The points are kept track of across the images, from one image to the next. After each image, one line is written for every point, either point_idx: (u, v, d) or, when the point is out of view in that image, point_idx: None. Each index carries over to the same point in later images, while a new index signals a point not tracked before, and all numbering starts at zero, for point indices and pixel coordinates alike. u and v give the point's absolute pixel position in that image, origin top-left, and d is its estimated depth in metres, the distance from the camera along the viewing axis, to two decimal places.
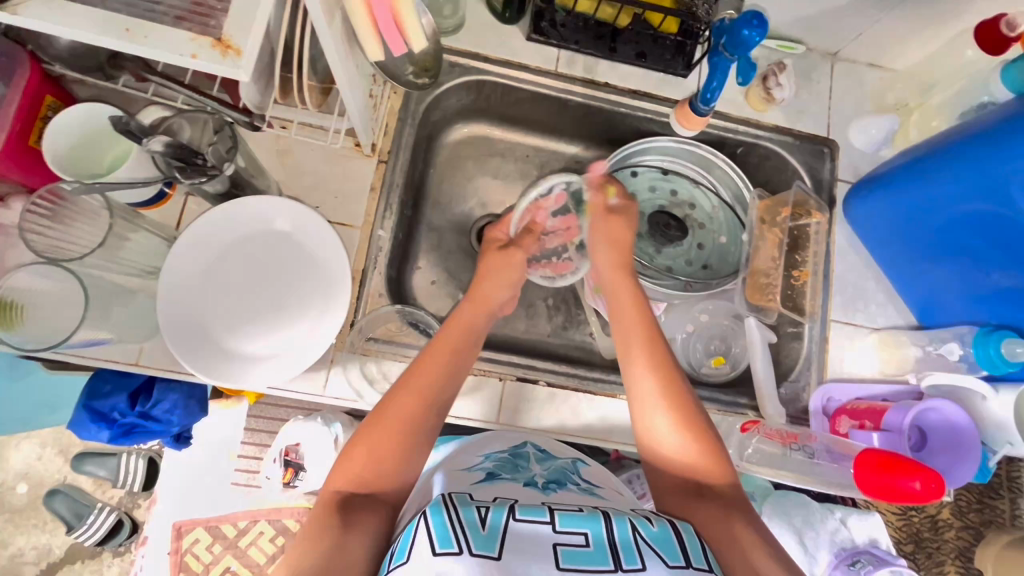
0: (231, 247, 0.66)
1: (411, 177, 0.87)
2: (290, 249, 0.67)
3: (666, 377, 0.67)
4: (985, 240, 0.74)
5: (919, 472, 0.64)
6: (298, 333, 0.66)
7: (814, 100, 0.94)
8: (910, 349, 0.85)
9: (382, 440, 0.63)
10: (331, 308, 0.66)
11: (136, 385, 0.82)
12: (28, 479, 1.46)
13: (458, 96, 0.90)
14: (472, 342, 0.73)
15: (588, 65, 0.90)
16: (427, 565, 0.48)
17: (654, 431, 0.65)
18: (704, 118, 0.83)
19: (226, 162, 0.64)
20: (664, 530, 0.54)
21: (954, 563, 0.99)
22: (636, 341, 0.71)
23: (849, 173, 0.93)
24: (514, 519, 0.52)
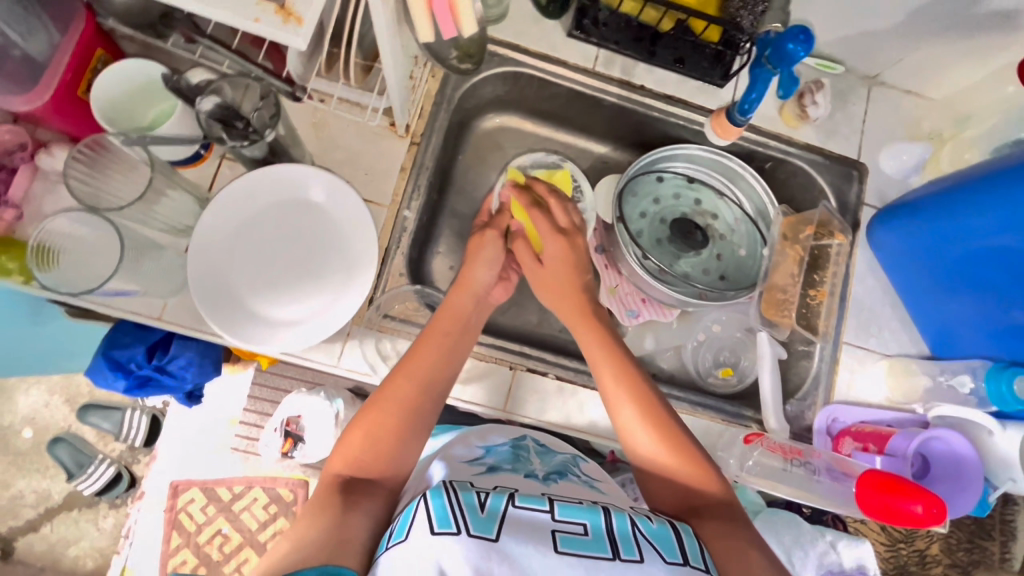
0: (255, 219, 0.67)
1: (440, 162, 0.88)
2: (316, 222, 0.68)
3: (647, 411, 0.66)
4: (1008, 275, 0.73)
5: (920, 495, 0.66)
6: (323, 304, 0.67)
7: (847, 122, 0.94)
8: (921, 378, 0.85)
9: (378, 428, 0.64)
10: (357, 283, 0.67)
11: (156, 340, 0.84)
12: (34, 423, 1.49)
13: (494, 86, 0.91)
14: (463, 329, 0.74)
15: (626, 66, 0.90)
16: (426, 543, 0.49)
17: (634, 438, 0.66)
18: (739, 129, 0.84)
19: (268, 129, 0.66)
20: (664, 528, 0.55)
21: None
22: (612, 382, 0.69)
23: (876, 198, 0.93)
24: (514, 506, 0.53)
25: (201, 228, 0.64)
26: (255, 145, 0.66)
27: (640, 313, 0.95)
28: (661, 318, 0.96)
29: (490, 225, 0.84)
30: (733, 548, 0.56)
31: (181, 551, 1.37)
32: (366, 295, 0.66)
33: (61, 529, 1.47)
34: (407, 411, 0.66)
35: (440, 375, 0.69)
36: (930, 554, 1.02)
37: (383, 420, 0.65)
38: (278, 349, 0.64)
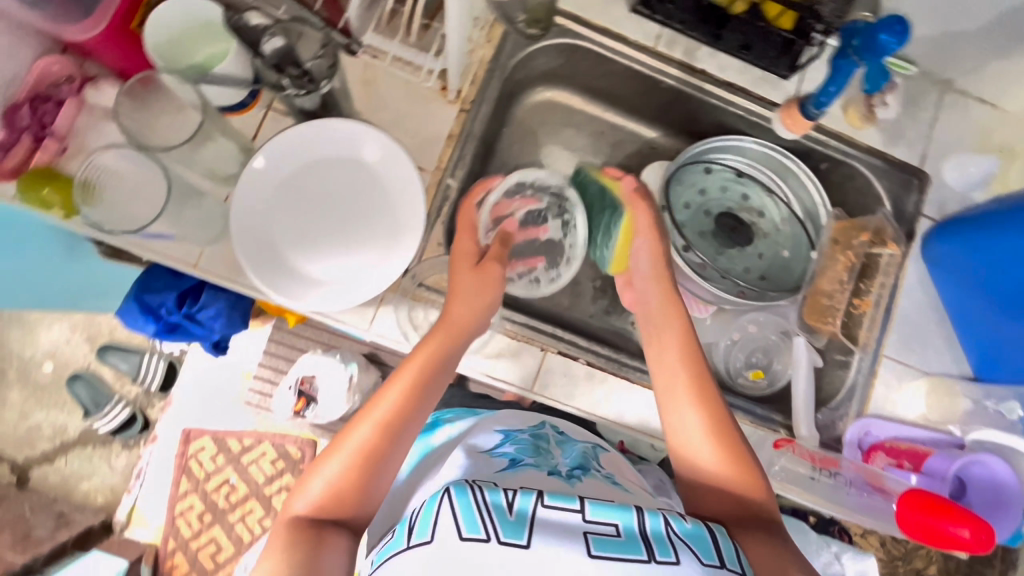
0: (288, 182, 0.65)
1: (487, 132, 0.86)
2: (364, 182, 0.66)
3: (715, 414, 0.64)
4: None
5: (968, 521, 0.68)
6: (366, 265, 0.66)
7: (914, 127, 0.89)
8: (961, 400, 0.83)
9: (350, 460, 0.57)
10: (402, 247, 0.65)
11: (187, 287, 0.84)
12: (55, 358, 1.51)
13: (549, 58, 0.88)
14: (446, 363, 0.66)
15: (689, 48, 0.86)
16: (456, 550, 0.48)
17: (690, 444, 0.64)
18: (811, 122, 0.80)
19: (326, 81, 0.68)
20: (698, 527, 0.53)
21: None
22: (681, 382, 0.67)
23: (935, 209, 0.89)
24: (543, 505, 0.51)
25: (245, 177, 0.62)
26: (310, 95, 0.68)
27: None
28: (693, 310, 0.92)
29: (484, 264, 0.74)
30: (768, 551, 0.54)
31: (189, 496, 1.40)
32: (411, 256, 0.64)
33: (75, 463, 1.51)
34: (379, 448, 0.58)
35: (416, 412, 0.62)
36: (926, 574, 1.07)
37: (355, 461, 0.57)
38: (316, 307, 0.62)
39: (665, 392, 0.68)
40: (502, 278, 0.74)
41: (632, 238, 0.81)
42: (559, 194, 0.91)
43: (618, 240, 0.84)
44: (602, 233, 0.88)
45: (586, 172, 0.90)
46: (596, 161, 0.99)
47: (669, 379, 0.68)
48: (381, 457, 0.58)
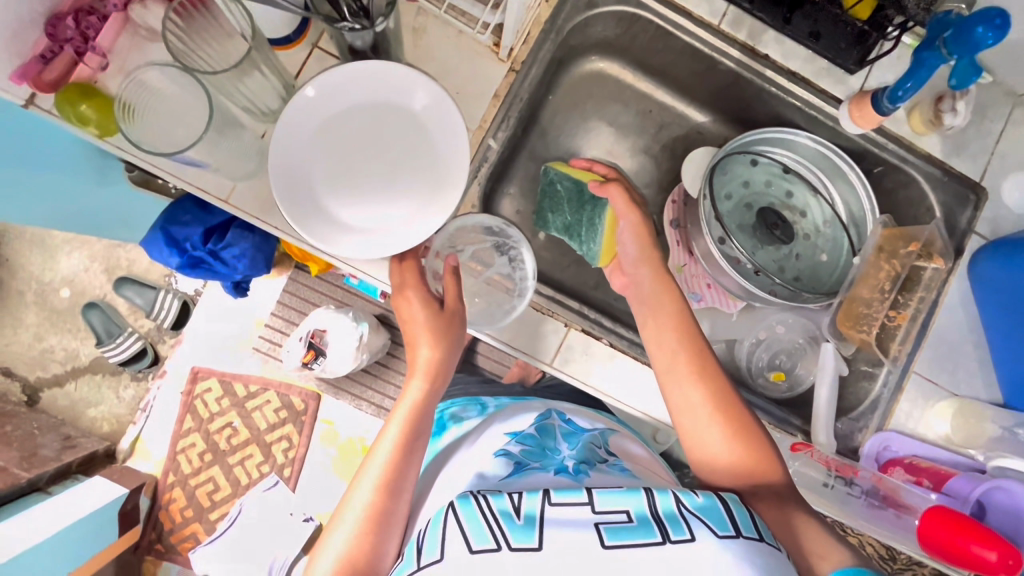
0: (332, 122, 0.63)
1: (533, 97, 0.83)
2: (408, 130, 0.64)
3: (716, 388, 0.63)
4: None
5: (999, 545, 0.66)
6: (403, 217, 0.64)
7: (978, 139, 0.85)
8: (989, 424, 0.80)
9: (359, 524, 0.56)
10: (439, 202, 0.64)
11: (214, 224, 0.83)
12: (72, 285, 1.52)
13: (606, 26, 0.84)
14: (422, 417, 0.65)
15: (754, 30, 0.82)
16: (466, 563, 0.48)
17: (699, 438, 0.62)
18: (880, 117, 0.77)
19: (381, 18, 0.61)
20: (710, 500, 0.52)
21: None
22: (680, 360, 0.65)
23: (988, 227, 0.85)
24: (550, 503, 0.51)
25: (293, 107, 0.60)
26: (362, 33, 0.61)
27: (704, 297, 0.90)
28: (723, 307, 0.90)
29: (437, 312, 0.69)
30: (795, 540, 0.53)
31: (192, 434, 1.42)
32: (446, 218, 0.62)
33: (84, 389, 1.53)
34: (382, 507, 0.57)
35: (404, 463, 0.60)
36: None
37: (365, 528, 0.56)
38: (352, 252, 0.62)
39: (665, 373, 0.66)
40: (460, 323, 0.70)
41: (616, 225, 0.79)
42: (501, 232, 0.80)
43: (603, 233, 0.81)
44: (582, 227, 0.84)
45: (554, 169, 0.84)
46: (640, 142, 0.96)
47: (668, 359, 0.66)
48: (385, 519, 0.57)
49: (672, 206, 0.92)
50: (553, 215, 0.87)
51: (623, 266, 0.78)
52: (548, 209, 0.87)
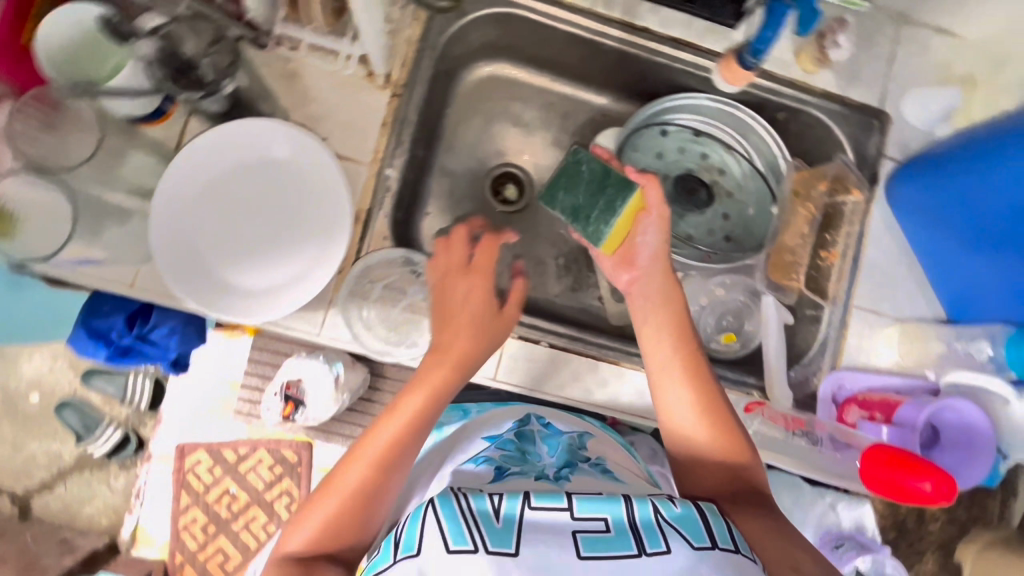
0: (221, 186, 0.62)
1: (426, 116, 0.82)
2: (305, 192, 0.63)
3: (705, 392, 0.63)
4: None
5: (930, 474, 0.67)
6: (300, 271, 0.63)
7: (871, 66, 0.86)
8: (934, 343, 0.80)
9: (354, 501, 0.55)
10: (332, 249, 0.63)
11: (134, 308, 0.82)
12: (41, 387, 1.49)
13: (484, 31, 0.84)
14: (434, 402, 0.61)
15: (628, 4, 0.82)
16: (440, 564, 0.45)
17: (687, 438, 0.62)
18: (749, 73, 0.77)
19: (226, 79, 0.64)
20: (689, 510, 0.50)
21: (934, 552, 1.10)
22: (673, 363, 0.65)
23: (897, 150, 0.86)
24: (529, 508, 0.48)
25: (163, 183, 0.59)
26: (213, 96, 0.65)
27: None
28: None
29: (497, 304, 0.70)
30: (773, 545, 0.53)
31: (191, 509, 1.39)
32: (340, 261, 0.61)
33: (76, 489, 1.50)
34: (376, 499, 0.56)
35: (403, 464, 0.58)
36: (927, 512, 1.11)
37: (355, 511, 0.55)
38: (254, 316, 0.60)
39: (655, 370, 0.66)
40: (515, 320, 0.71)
41: (640, 213, 0.75)
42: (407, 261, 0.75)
43: (622, 217, 0.75)
44: (595, 210, 0.77)
45: (583, 151, 0.80)
46: (549, 135, 0.95)
47: (659, 360, 0.66)
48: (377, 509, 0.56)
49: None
50: (564, 194, 0.79)
51: (637, 257, 0.75)
52: (560, 187, 0.80)
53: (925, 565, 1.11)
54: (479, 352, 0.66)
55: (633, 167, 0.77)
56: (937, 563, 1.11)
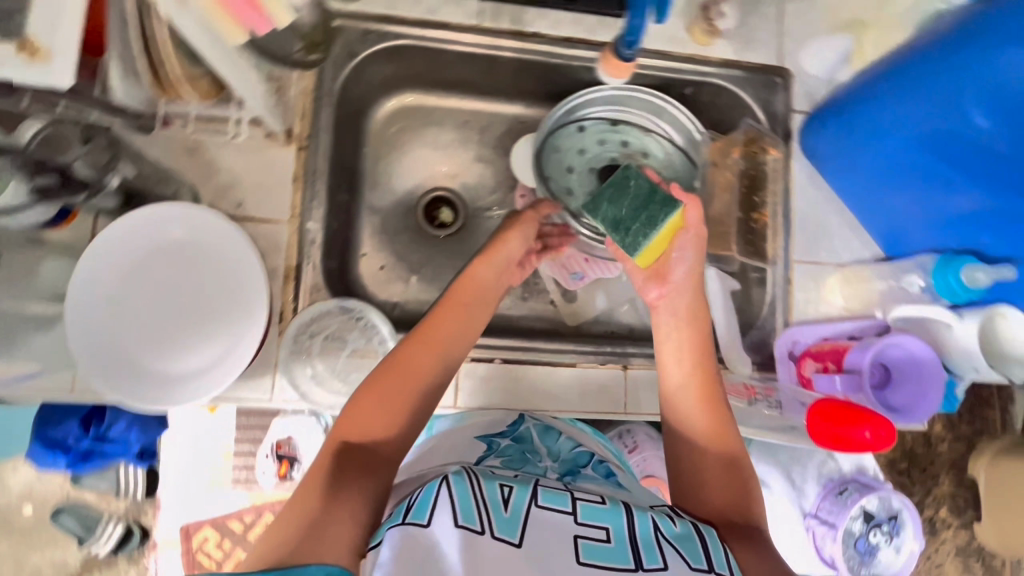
0: (131, 276, 0.61)
1: (339, 161, 0.82)
2: (217, 266, 0.63)
3: (719, 416, 0.65)
4: (962, 169, 0.67)
5: (869, 421, 0.66)
6: (223, 352, 0.61)
7: (763, 27, 0.87)
8: (875, 283, 0.82)
9: (393, 402, 0.61)
10: (253, 328, 0.61)
11: (86, 411, 0.81)
12: (32, 498, 1.35)
13: (381, 66, 0.84)
14: (481, 302, 0.73)
15: (514, 14, 0.83)
16: (449, 535, 0.46)
17: (692, 465, 0.62)
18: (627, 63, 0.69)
19: (111, 174, 0.60)
20: (687, 530, 0.53)
21: (948, 473, 1.12)
22: (688, 385, 0.67)
23: (805, 102, 0.87)
24: (537, 505, 0.51)
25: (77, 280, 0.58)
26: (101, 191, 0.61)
27: (585, 274, 0.91)
28: (607, 274, 0.92)
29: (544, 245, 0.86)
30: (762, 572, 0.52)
31: None
32: (258, 341, 0.60)
33: None
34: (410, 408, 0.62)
35: (433, 378, 0.65)
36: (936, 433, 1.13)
37: (392, 415, 0.61)
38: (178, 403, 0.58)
39: (668, 391, 0.68)
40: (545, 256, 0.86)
41: (677, 231, 0.71)
42: (345, 309, 0.74)
43: (661, 231, 0.70)
44: (636, 224, 0.70)
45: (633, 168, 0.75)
46: (470, 152, 0.94)
47: (675, 383, 0.67)
48: (411, 418, 0.62)
49: (524, 200, 0.93)
50: (606, 205, 0.73)
51: (665, 275, 0.72)
52: (606, 197, 0.73)
53: (941, 487, 1.13)
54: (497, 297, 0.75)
55: (678, 185, 0.73)
56: (953, 483, 1.13)
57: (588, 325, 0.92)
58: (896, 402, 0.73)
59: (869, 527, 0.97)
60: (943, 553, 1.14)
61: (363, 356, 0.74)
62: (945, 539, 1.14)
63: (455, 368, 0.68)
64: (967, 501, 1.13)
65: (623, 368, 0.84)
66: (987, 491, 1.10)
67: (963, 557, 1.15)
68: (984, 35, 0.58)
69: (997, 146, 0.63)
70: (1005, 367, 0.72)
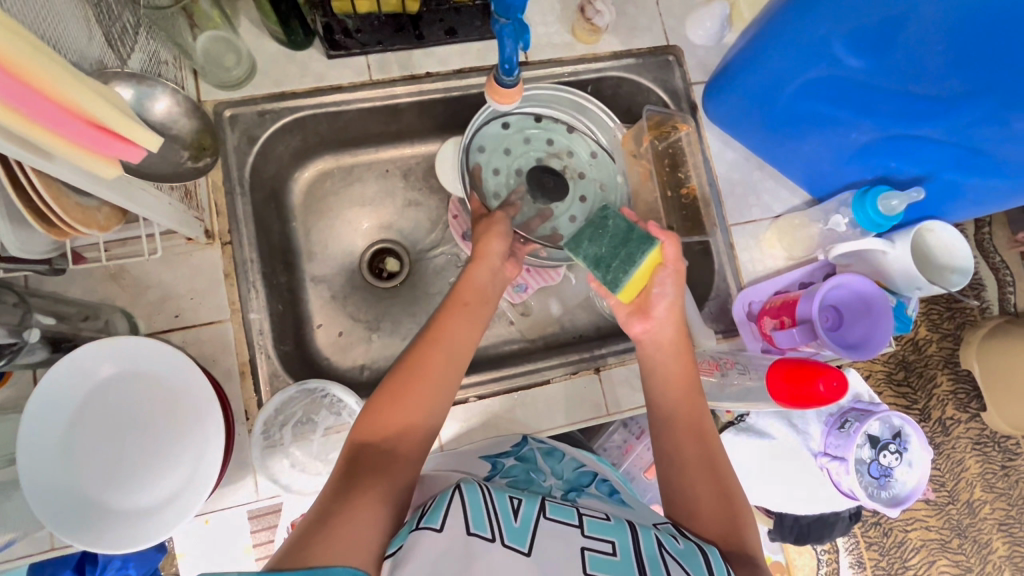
0: (75, 424, 0.59)
1: (270, 244, 0.82)
2: (165, 393, 0.62)
3: (709, 444, 0.66)
4: (852, 107, 0.68)
5: (819, 375, 0.68)
6: (185, 475, 0.60)
7: (642, 11, 0.90)
8: (812, 228, 0.82)
9: (409, 399, 0.63)
10: (213, 443, 0.60)
11: (77, 558, 0.77)
12: None
13: (286, 141, 0.84)
14: (483, 298, 0.73)
15: (402, 60, 0.83)
16: (462, 542, 0.50)
17: (687, 491, 0.63)
18: (510, 89, 0.66)
19: (27, 330, 0.60)
20: (690, 546, 0.56)
21: (943, 371, 1.15)
22: (679, 415, 0.68)
23: (700, 72, 0.90)
24: (545, 517, 0.55)
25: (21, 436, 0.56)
26: (23, 350, 0.61)
27: (527, 284, 0.92)
28: (549, 281, 0.93)
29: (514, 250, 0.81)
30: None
31: None
32: (219, 457, 0.59)
33: None
34: (424, 405, 0.63)
35: (444, 376, 0.65)
36: (921, 337, 1.16)
37: (409, 414, 0.62)
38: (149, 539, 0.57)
39: (657, 421, 0.69)
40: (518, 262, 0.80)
41: (658, 268, 0.68)
42: (304, 390, 0.73)
43: (641, 266, 0.66)
44: (616, 261, 0.67)
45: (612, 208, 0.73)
46: (399, 199, 0.94)
47: (668, 411, 0.68)
48: (427, 411, 0.63)
49: (456, 220, 0.91)
50: (586, 244, 0.69)
51: (649, 309, 0.70)
52: (585, 237, 0.70)
53: (940, 387, 1.16)
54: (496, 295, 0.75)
55: (653, 221, 0.71)
56: (950, 379, 1.16)
57: (557, 334, 0.93)
58: (853, 338, 0.74)
59: (878, 452, 0.99)
60: (959, 449, 1.18)
61: (336, 433, 0.74)
62: (958, 435, 1.18)
63: (464, 364, 0.68)
64: (968, 394, 1.16)
65: (596, 371, 0.84)
66: (983, 379, 1.12)
67: (980, 447, 1.18)
68: None
69: (866, 82, 0.65)
70: (943, 280, 0.77)
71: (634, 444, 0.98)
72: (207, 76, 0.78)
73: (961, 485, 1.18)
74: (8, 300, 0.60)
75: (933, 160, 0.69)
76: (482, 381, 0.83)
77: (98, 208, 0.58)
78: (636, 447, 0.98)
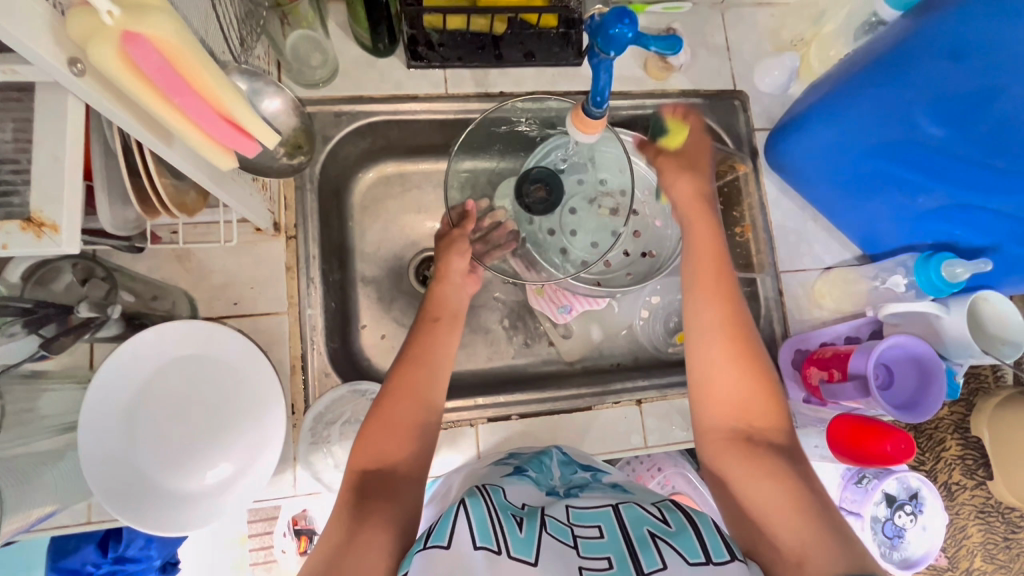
0: (138, 401, 0.59)
1: (328, 241, 0.83)
2: (226, 377, 0.63)
3: (746, 348, 0.64)
4: (923, 173, 0.70)
5: (888, 436, 0.68)
6: (240, 461, 0.62)
7: (714, 55, 0.91)
8: (860, 284, 0.84)
9: (395, 426, 0.63)
10: (273, 429, 0.62)
11: (102, 532, 0.72)
12: None
13: (356, 143, 0.85)
14: (454, 314, 0.77)
15: (478, 77, 0.86)
16: (468, 558, 0.46)
17: (707, 364, 0.64)
18: (596, 117, 0.65)
19: (110, 306, 0.62)
20: (683, 529, 0.51)
21: (953, 437, 1.09)
22: (703, 282, 0.67)
23: (764, 120, 0.92)
24: (547, 533, 0.51)
25: (91, 400, 0.57)
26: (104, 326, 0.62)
27: (573, 306, 0.92)
28: (595, 306, 0.93)
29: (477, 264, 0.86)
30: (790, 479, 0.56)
31: None
32: (281, 445, 0.61)
33: None
34: (415, 429, 0.64)
35: (429, 397, 0.66)
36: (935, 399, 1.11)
37: (399, 442, 0.62)
38: (199, 524, 0.58)
39: (693, 328, 0.66)
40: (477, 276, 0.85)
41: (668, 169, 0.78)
42: (353, 390, 0.75)
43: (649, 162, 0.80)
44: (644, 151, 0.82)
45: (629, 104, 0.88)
46: None
47: (698, 308, 0.66)
48: (420, 439, 0.63)
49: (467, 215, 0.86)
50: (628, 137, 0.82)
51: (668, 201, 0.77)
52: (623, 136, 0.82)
53: (948, 450, 1.10)
54: (461, 307, 0.79)
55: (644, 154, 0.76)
56: (959, 445, 1.10)
57: (595, 360, 0.93)
58: (896, 400, 0.76)
59: (894, 511, 0.97)
60: (963, 515, 1.13)
61: None
62: (962, 501, 1.12)
63: (448, 377, 0.69)
64: (976, 460, 1.09)
65: (636, 403, 0.85)
66: (992, 449, 1.06)
67: (984, 516, 1.13)
68: (916, 65, 0.62)
69: (939, 148, 0.66)
70: (993, 350, 0.77)
71: (645, 477, 0.96)
72: (292, 71, 0.80)
73: (962, 552, 1.15)
74: (97, 274, 0.63)
75: (995, 232, 0.71)
76: (520, 397, 0.83)
77: (188, 191, 0.59)
78: (645, 477, 0.96)
